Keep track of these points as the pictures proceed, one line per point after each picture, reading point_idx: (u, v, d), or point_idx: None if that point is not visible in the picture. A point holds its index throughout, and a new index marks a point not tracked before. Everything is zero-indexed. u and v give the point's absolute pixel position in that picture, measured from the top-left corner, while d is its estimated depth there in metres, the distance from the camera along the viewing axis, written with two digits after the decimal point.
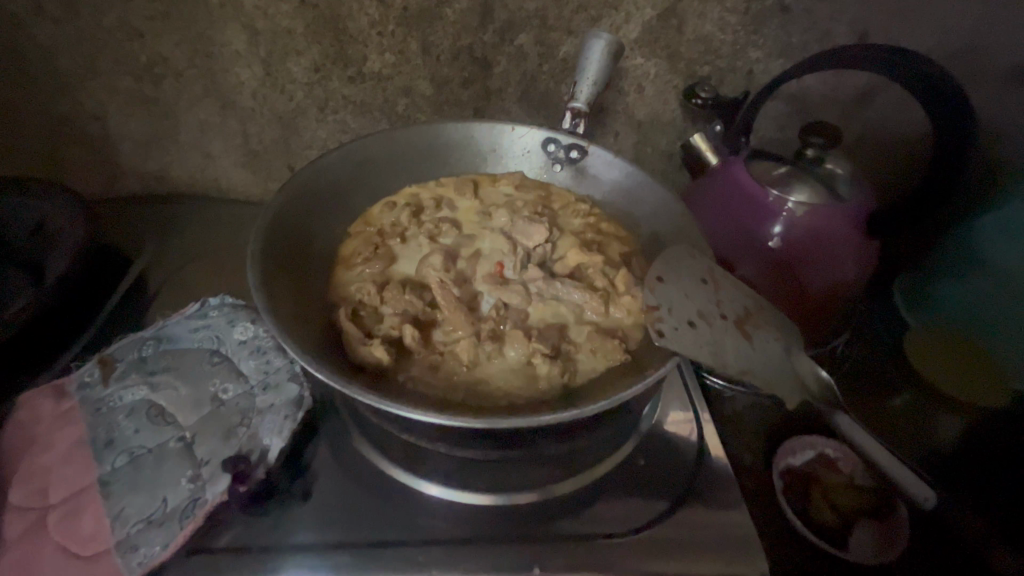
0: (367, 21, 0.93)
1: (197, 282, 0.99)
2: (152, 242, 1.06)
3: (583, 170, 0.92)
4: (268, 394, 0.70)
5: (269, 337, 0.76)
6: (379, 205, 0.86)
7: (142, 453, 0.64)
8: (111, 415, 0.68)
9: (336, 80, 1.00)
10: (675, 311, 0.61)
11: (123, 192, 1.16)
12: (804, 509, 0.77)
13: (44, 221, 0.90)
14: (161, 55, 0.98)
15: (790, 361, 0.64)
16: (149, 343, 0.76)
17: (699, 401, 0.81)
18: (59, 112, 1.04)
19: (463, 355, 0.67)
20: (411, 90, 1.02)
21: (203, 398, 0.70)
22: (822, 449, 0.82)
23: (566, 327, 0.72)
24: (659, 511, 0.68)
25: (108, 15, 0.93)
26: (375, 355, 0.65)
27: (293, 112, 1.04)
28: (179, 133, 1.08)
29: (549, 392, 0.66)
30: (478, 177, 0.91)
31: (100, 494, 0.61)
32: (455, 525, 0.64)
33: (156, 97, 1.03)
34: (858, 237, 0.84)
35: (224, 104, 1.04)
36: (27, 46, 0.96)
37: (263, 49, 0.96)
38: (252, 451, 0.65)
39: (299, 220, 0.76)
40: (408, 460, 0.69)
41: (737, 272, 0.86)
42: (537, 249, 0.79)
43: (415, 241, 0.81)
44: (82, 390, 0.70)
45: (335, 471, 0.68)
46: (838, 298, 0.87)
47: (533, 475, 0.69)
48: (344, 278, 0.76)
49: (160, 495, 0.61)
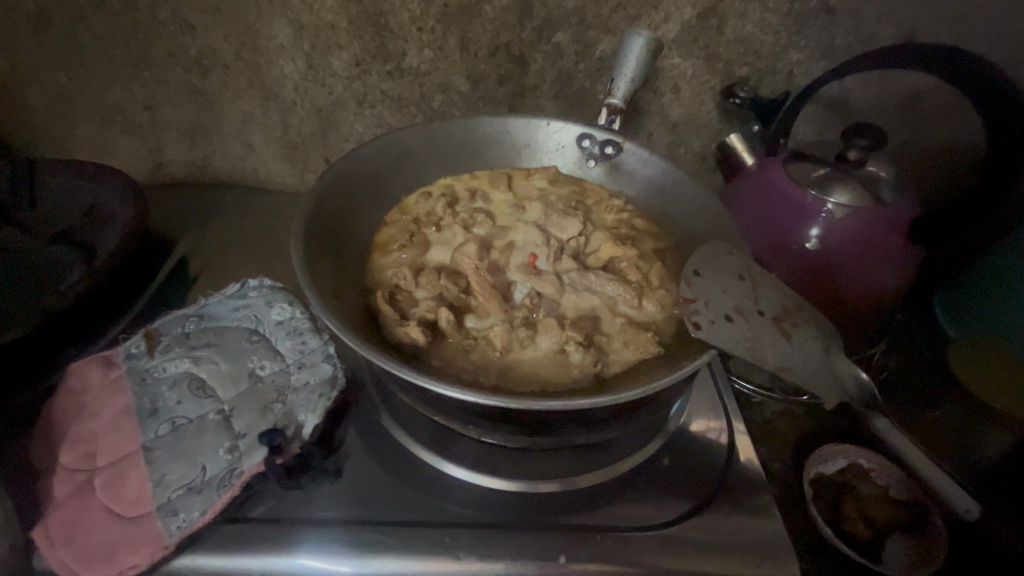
0: (408, 17, 0.95)
1: (235, 265, 1.02)
2: (193, 226, 1.10)
3: (617, 167, 0.92)
4: (303, 372, 0.72)
5: (306, 319, 0.78)
6: (414, 195, 0.88)
7: (183, 423, 0.67)
8: (156, 385, 0.71)
9: (376, 74, 1.02)
10: (712, 304, 0.60)
11: (168, 179, 1.21)
12: (835, 518, 0.75)
13: (95, 203, 0.94)
14: (210, 48, 1.02)
15: (829, 361, 0.63)
16: (192, 320, 0.79)
17: (729, 403, 0.80)
18: (114, 101, 1.10)
19: (497, 340, 0.68)
20: (447, 86, 1.03)
21: (242, 373, 0.72)
22: (856, 457, 0.80)
23: (598, 319, 0.73)
24: (687, 509, 0.68)
25: (162, 8, 0.97)
26: (411, 335, 0.66)
27: (332, 105, 1.07)
28: (223, 123, 1.12)
29: (580, 381, 0.66)
30: (512, 171, 0.92)
31: (143, 459, 0.63)
32: (480, 509, 0.65)
33: (203, 88, 1.07)
34: (901, 241, 0.82)
35: (266, 96, 1.07)
36: (87, 37, 1.02)
37: (307, 43, 0.99)
38: (288, 426, 0.67)
39: (340, 206, 0.78)
40: (436, 443, 0.70)
41: (773, 273, 0.85)
42: (570, 242, 0.80)
43: (449, 231, 0.82)
44: (128, 361, 0.73)
45: (364, 451, 0.69)
46: (877, 303, 0.85)
47: (559, 465, 0.70)
48: (380, 262, 0.78)
49: (199, 463, 0.63)
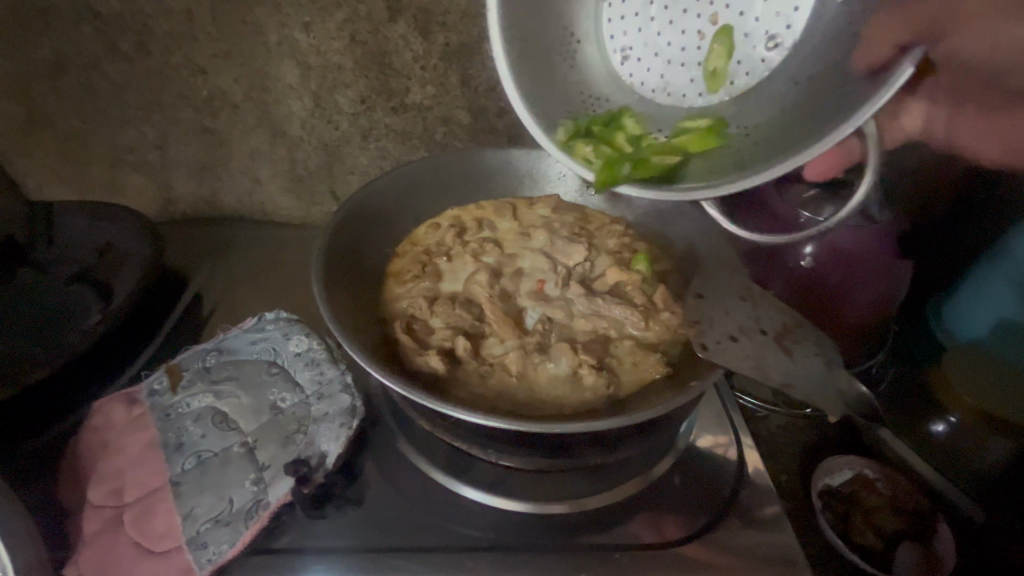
0: (411, 56, 1.00)
1: (246, 300, 1.04)
2: (205, 262, 1.12)
3: (617, 193, 0.95)
4: (322, 403, 0.74)
5: (323, 350, 0.80)
6: (424, 226, 0.91)
7: (208, 456, 0.68)
8: (179, 420, 0.72)
9: (381, 110, 1.07)
10: (716, 324, 0.63)
11: (177, 214, 1.24)
12: (844, 528, 0.77)
13: (111, 242, 0.96)
14: (220, 89, 1.06)
15: (830, 375, 0.64)
16: (212, 354, 0.80)
17: (737, 418, 0.82)
18: (125, 142, 1.14)
19: (513, 366, 0.71)
20: (448, 119, 1.08)
21: (263, 405, 0.74)
22: (861, 468, 0.82)
23: (608, 343, 0.76)
24: (702, 525, 0.70)
25: (175, 53, 1.02)
26: (431, 364, 0.69)
27: (338, 140, 1.11)
28: (232, 159, 1.15)
29: (594, 403, 0.69)
30: (516, 200, 0.95)
31: (171, 494, 0.65)
32: (496, 532, 0.67)
33: (212, 127, 1.11)
34: (890, 256, 0.86)
35: (274, 133, 1.11)
36: (102, 83, 1.06)
37: (314, 83, 1.04)
38: (312, 456, 0.68)
39: (355, 239, 0.82)
40: (451, 467, 0.72)
41: (771, 291, 0.89)
42: (577, 268, 0.83)
43: (459, 260, 0.86)
44: (150, 398, 0.75)
45: (383, 480, 0.71)
46: (872, 315, 0.89)
47: (573, 487, 0.71)
48: (395, 293, 0.81)
49: (226, 496, 0.65)
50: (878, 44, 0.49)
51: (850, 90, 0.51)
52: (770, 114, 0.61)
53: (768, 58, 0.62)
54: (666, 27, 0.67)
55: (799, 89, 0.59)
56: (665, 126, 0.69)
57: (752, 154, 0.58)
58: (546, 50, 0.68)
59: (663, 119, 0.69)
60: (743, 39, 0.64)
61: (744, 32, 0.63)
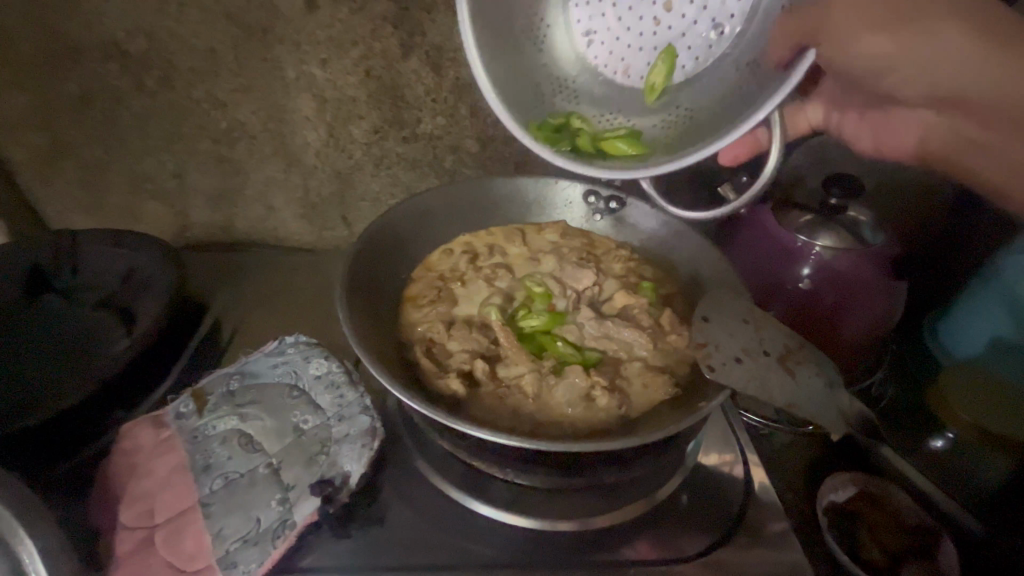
0: (423, 89, 1.03)
1: (263, 325, 1.07)
2: (223, 288, 1.15)
3: (622, 219, 0.99)
4: (343, 425, 0.77)
5: (342, 373, 0.83)
6: (437, 251, 0.95)
7: (235, 478, 0.71)
8: (206, 443, 0.75)
9: (393, 140, 1.09)
10: (722, 347, 0.67)
11: (192, 241, 1.25)
12: (852, 544, 0.79)
13: (133, 267, 1.00)
14: (238, 121, 1.07)
15: (834, 396, 0.67)
16: (235, 378, 0.83)
17: (742, 436, 0.85)
18: (144, 170, 1.15)
19: (528, 388, 0.74)
20: (458, 147, 1.11)
21: (286, 428, 0.77)
22: (864, 484, 0.85)
23: (619, 365, 0.80)
24: (714, 542, 0.72)
25: (197, 87, 1.03)
26: (451, 387, 0.73)
27: (350, 168, 1.13)
28: (247, 187, 1.16)
29: (608, 423, 0.72)
30: (524, 226, 1.00)
31: (201, 514, 0.67)
32: (505, 549, 0.69)
33: (230, 157, 1.12)
34: (884, 277, 0.90)
35: (289, 162, 1.12)
36: (124, 115, 1.07)
37: (330, 114, 1.06)
38: (335, 476, 0.71)
39: (372, 266, 0.85)
40: (468, 485, 0.74)
41: (769, 311, 0.94)
42: (586, 291, 0.88)
43: (473, 285, 0.91)
44: (176, 420, 0.78)
45: (403, 501, 0.73)
46: (867, 335, 0.93)
47: (586, 505, 0.74)
48: (412, 316, 0.85)
49: (253, 516, 0.67)
50: (778, 48, 0.62)
51: (764, 83, 0.63)
52: (696, 110, 0.71)
53: (714, 42, 0.71)
54: (630, 15, 0.74)
55: (729, 79, 0.69)
56: (620, 108, 0.78)
57: (686, 139, 0.69)
58: (514, 36, 0.74)
59: (617, 101, 0.78)
60: (692, 26, 0.71)
61: (694, 19, 0.71)
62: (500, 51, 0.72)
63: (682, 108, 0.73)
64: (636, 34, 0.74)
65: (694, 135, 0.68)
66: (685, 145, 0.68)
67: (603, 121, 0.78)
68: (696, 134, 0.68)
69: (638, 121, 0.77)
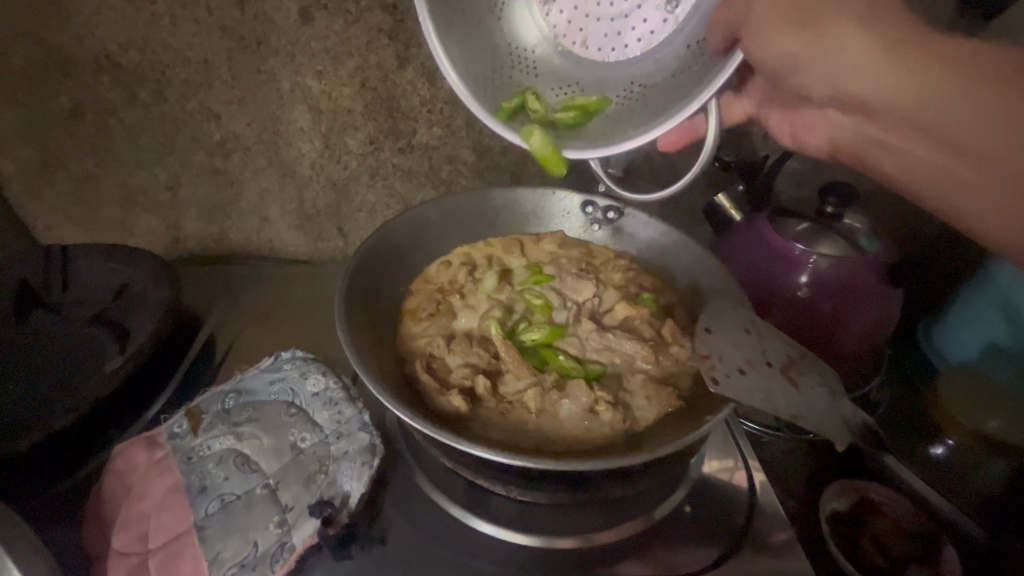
0: (419, 100, 1.02)
1: (259, 340, 1.05)
2: (217, 302, 1.13)
3: (620, 229, 0.99)
4: (341, 442, 0.76)
5: (340, 389, 0.82)
6: (435, 263, 0.95)
7: (232, 499, 0.69)
8: (202, 463, 0.73)
9: (388, 151, 1.08)
10: (725, 358, 0.66)
11: (185, 253, 1.23)
12: (855, 553, 0.79)
13: (127, 283, 0.98)
14: (232, 133, 1.06)
15: (837, 405, 0.67)
16: (231, 396, 0.82)
17: (745, 446, 0.84)
18: (137, 184, 1.13)
19: (532, 403, 0.74)
20: (454, 158, 1.10)
21: (284, 446, 0.75)
22: (865, 491, 0.85)
23: (621, 378, 0.80)
24: (720, 555, 0.71)
25: (191, 99, 1.02)
26: (454, 403, 0.72)
27: (346, 179, 1.12)
28: (242, 199, 1.15)
29: (611, 437, 0.72)
30: (522, 237, 1.00)
31: (197, 538, 0.66)
32: (506, 566, 0.68)
33: (224, 169, 1.11)
34: (882, 285, 0.90)
35: (284, 173, 1.11)
36: (117, 127, 1.06)
37: (325, 125, 1.05)
38: (335, 496, 0.70)
39: (370, 280, 0.84)
40: (468, 501, 0.73)
41: (769, 319, 0.94)
42: (586, 303, 0.88)
43: (472, 297, 0.90)
44: (171, 440, 0.76)
45: (404, 519, 0.71)
46: (866, 343, 0.93)
47: (589, 520, 0.73)
48: (411, 331, 0.85)
49: (252, 539, 0.66)
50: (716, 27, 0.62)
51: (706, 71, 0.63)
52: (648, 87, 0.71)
53: (669, 18, 0.71)
54: None
55: (680, 55, 0.69)
56: (578, 80, 0.76)
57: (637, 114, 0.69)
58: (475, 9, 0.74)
59: (574, 73, 0.77)
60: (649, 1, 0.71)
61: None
62: (458, 23, 0.73)
63: (636, 84, 0.73)
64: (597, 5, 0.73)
65: (645, 111, 0.69)
66: (634, 122, 0.69)
67: (560, 93, 0.77)
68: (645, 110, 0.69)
69: (594, 93, 0.75)
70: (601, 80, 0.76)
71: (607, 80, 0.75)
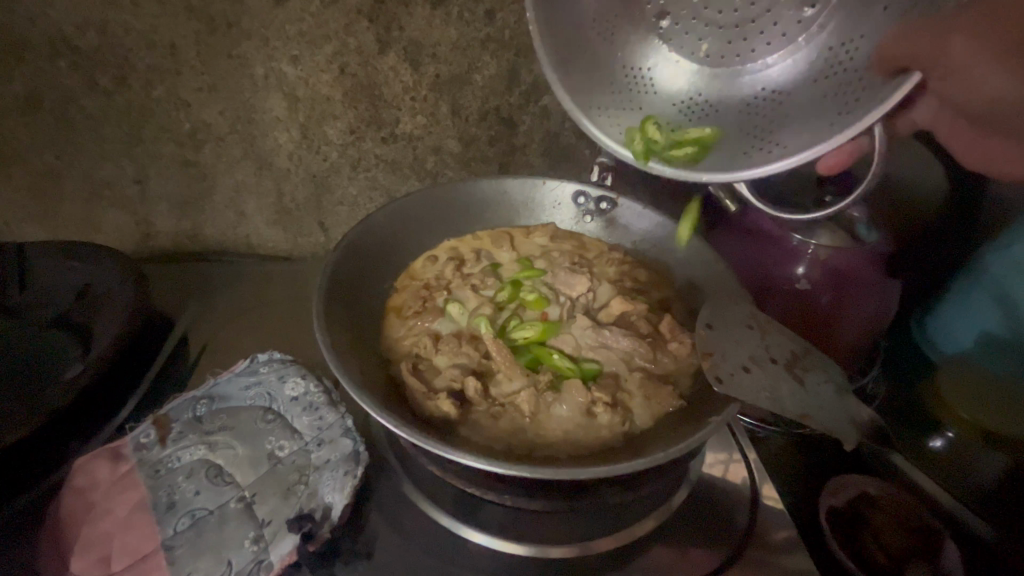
0: (401, 87, 0.97)
1: (236, 342, 1.00)
2: (191, 302, 1.07)
3: (614, 220, 0.95)
4: (323, 450, 0.71)
5: (321, 393, 0.77)
6: (421, 258, 0.90)
7: (203, 515, 0.65)
8: (171, 477, 0.69)
9: (370, 141, 1.03)
10: (729, 356, 0.63)
11: (156, 250, 1.16)
12: (856, 551, 0.76)
13: (88, 284, 0.91)
14: (204, 122, 0.99)
15: (844, 402, 0.64)
16: (202, 402, 0.77)
17: (745, 441, 0.82)
18: (102, 177, 1.06)
19: (525, 405, 0.70)
20: (439, 148, 1.05)
21: (260, 455, 0.71)
22: (865, 486, 0.82)
23: (620, 377, 0.76)
24: (723, 559, 0.68)
25: (157, 86, 0.95)
26: (442, 408, 0.68)
27: (326, 171, 1.06)
28: (216, 193, 1.08)
29: (609, 440, 0.68)
30: (512, 229, 0.95)
31: (166, 559, 0.61)
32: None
33: (196, 161, 1.04)
34: (881, 276, 0.87)
35: (260, 165, 1.05)
36: (77, 116, 0.98)
37: (303, 114, 0.99)
38: (316, 509, 0.65)
39: (351, 278, 0.79)
40: (457, 508, 0.69)
41: (766, 312, 0.91)
42: (580, 298, 0.85)
43: (460, 293, 0.86)
44: (137, 452, 0.71)
45: (391, 531, 0.67)
46: (867, 336, 0.91)
47: (586, 526, 0.69)
48: (397, 330, 0.81)
49: (225, 558, 0.61)
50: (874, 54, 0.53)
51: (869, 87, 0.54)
52: (786, 97, 0.61)
53: (805, 18, 0.58)
54: None
55: (828, 62, 0.58)
56: (698, 92, 0.66)
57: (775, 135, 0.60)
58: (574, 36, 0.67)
59: (701, 83, 0.66)
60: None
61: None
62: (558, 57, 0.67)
63: (768, 95, 0.62)
64: (716, 9, 0.62)
65: (788, 124, 0.60)
66: (781, 140, 0.59)
67: (682, 108, 0.67)
68: (787, 124, 0.60)
69: (716, 108, 0.65)
70: (716, 96, 0.65)
71: (735, 89, 0.64)
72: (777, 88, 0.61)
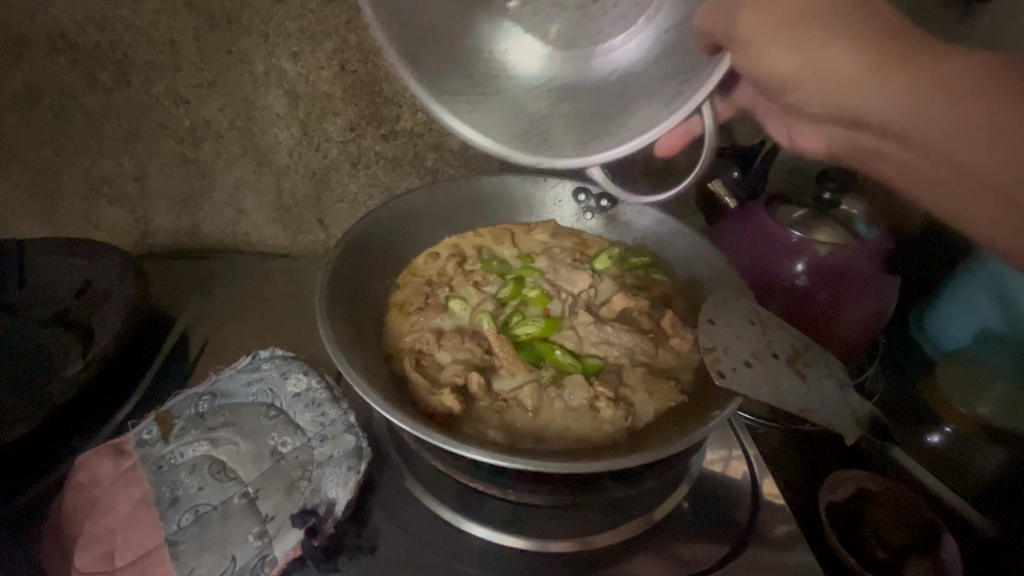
0: (402, 84, 0.96)
1: (237, 339, 1.00)
2: (191, 299, 1.07)
3: (614, 217, 0.95)
4: (326, 446, 0.71)
5: (323, 389, 0.77)
6: (422, 255, 0.91)
7: (206, 510, 0.65)
8: (174, 472, 0.69)
9: (371, 138, 1.02)
10: (731, 351, 0.64)
11: (156, 247, 1.16)
12: (856, 544, 0.77)
13: (90, 280, 0.91)
14: (204, 119, 0.99)
15: (845, 397, 0.65)
16: (205, 399, 0.77)
17: (746, 437, 0.82)
18: (101, 173, 1.05)
19: (528, 401, 0.71)
20: (440, 145, 1.05)
21: (264, 451, 0.71)
22: (863, 481, 0.83)
23: (622, 372, 0.77)
24: (725, 554, 0.69)
25: (156, 83, 0.95)
26: (445, 403, 0.68)
27: (326, 168, 1.06)
28: (216, 190, 1.08)
29: (612, 435, 0.69)
30: (513, 226, 0.96)
31: (170, 554, 0.62)
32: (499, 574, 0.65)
33: (195, 158, 1.04)
34: (880, 272, 0.88)
35: (260, 162, 1.05)
36: (76, 113, 0.97)
37: (303, 111, 0.98)
38: (320, 504, 0.65)
39: (353, 275, 0.79)
40: (460, 503, 0.69)
41: (768, 308, 0.90)
42: (581, 294, 0.86)
43: (462, 290, 0.86)
44: (140, 449, 0.71)
45: (395, 526, 0.67)
46: (867, 331, 0.91)
47: (588, 520, 0.70)
48: (399, 326, 0.81)
49: (229, 553, 0.61)
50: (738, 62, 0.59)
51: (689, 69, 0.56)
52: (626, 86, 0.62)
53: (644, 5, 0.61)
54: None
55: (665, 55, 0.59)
56: (551, 76, 0.66)
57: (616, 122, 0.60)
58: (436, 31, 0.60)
59: (556, 76, 0.66)
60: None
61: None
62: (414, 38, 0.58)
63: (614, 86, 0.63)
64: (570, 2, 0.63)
65: (625, 109, 0.60)
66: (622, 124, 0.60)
67: (544, 101, 0.65)
68: (625, 109, 0.60)
69: (567, 99, 0.65)
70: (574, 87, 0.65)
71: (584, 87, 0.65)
72: (626, 71, 0.62)
